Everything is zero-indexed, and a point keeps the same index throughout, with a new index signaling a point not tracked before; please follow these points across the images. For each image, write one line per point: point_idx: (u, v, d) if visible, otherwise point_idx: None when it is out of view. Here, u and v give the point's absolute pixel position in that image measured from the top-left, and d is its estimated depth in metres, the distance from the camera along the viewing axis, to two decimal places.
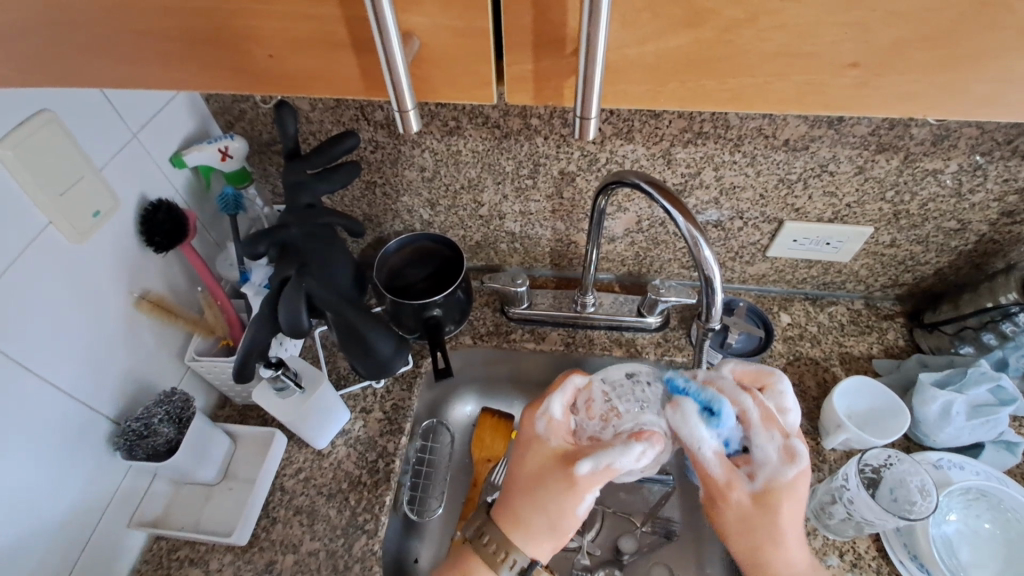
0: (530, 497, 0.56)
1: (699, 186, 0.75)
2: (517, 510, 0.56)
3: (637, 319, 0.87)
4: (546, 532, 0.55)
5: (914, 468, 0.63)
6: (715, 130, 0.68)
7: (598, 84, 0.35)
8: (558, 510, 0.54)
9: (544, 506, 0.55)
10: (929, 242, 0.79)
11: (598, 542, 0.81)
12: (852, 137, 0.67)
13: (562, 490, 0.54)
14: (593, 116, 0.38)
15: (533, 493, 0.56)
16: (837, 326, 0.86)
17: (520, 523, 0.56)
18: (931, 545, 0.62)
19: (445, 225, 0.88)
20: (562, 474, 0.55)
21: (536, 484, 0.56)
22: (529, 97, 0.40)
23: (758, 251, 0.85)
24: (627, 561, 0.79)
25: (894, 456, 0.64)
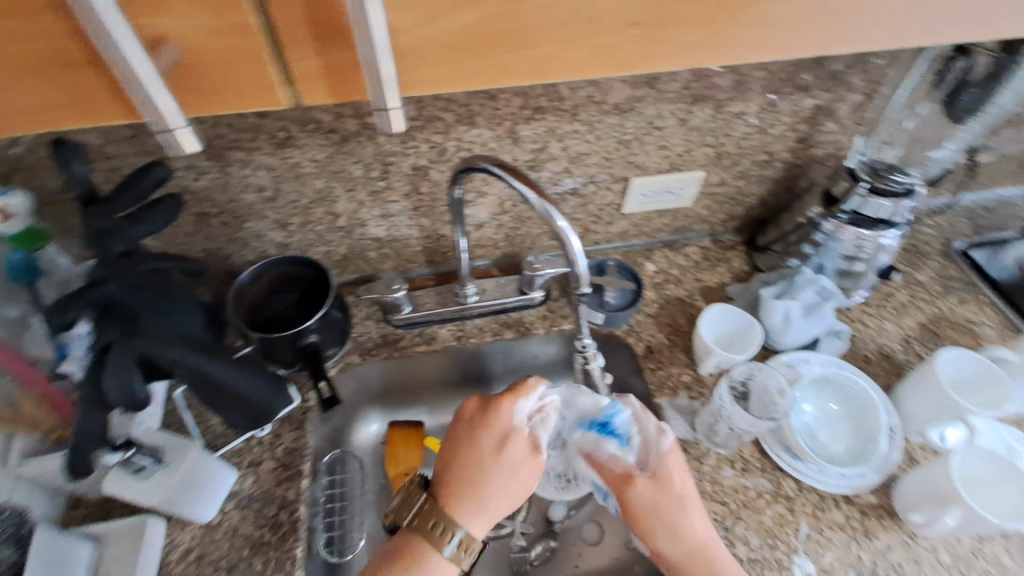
0: (487, 481, 0.58)
1: (549, 159, 0.78)
2: (460, 490, 0.58)
3: (520, 298, 0.89)
4: (483, 498, 0.57)
5: (769, 373, 0.72)
6: (551, 104, 0.70)
7: (385, 72, 0.36)
8: (511, 491, 0.58)
9: (483, 479, 0.58)
10: (748, 176, 0.90)
11: (530, 519, 0.83)
12: (669, 93, 0.73)
13: (489, 450, 0.59)
14: (391, 107, 0.39)
15: (488, 482, 0.58)
16: (693, 264, 0.97)
17: (466, 498, 0.57)
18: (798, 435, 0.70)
19: (304, 244, 0.82)
20: (503, 453, 0.59)
21: (496, 470, 0.58)
22: (325, 95, 0.40)
23: (615, 211, 0.91)
24: (559, 528, 0.82)
25: (755, 367, 0.73)
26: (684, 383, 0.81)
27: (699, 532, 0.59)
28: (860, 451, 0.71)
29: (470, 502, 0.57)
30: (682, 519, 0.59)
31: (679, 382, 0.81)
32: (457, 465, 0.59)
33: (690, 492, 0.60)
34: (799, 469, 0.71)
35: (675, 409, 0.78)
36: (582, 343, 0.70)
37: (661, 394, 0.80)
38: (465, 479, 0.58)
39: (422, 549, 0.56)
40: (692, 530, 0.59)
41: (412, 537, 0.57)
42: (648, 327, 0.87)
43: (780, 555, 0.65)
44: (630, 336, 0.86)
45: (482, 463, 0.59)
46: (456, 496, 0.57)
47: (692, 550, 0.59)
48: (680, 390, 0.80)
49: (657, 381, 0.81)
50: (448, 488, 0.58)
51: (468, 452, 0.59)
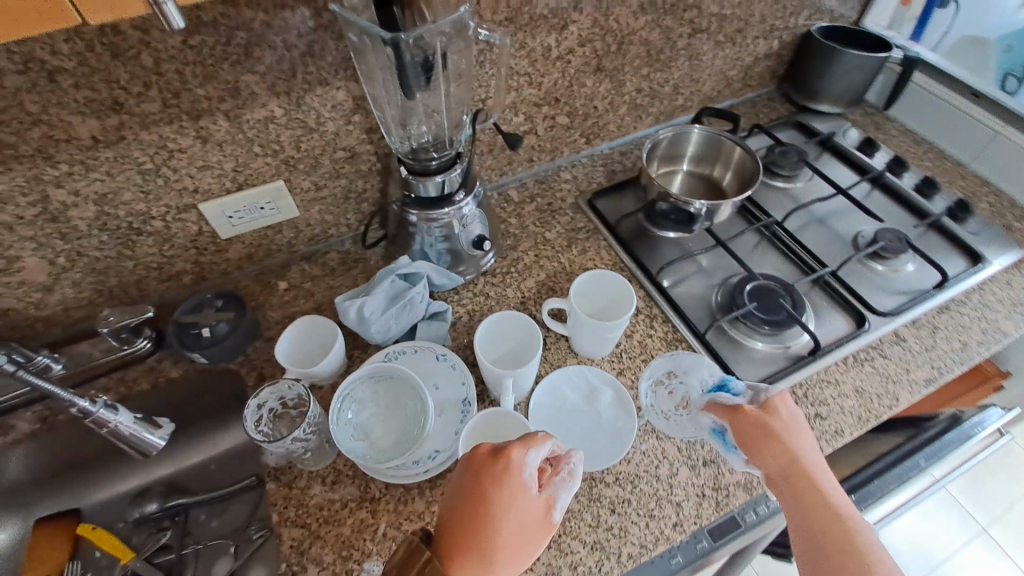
0: (499, 538, 0.56)
1: (64, 206, 0.71)
2: (479, 542, 0.55)
3: (120, 350, 0.84)
4: (503, 542, 0.56)
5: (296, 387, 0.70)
6: (4, 153, 0.63)
7: None
8: (518, 547, 0.57)
9: (498, 529, 0.56)
10: (345, 174, 0.87)
11: None
12: (153, 115, 0.67)
13: (498, 499, 0.57)
14: None
15: (501, 540, 0.56)
16: (329, 272, 0.93)
17: (474, 560, 0.54)
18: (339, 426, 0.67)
19: None
20: (525, 495, 0.58)
21: (507, 527, 0.56)
22: None
23: (213, 239, 0.85)
24: None
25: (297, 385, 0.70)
26: None
27: (803, 454, 0.62)
28: (415, 434, 0.69)
29: (483, 554, 0.55)
30: (808, 443, 0.63)
31: None
32: (491, 502, 0.57)
33: (799, 426, 0.65)
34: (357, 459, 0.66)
35: None
36: (79, 410, 0.64)
37: None
38: (472, 547, 0.55)
39: None
40: (817, 458, 0.62)
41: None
42: (265, 353, 0.84)
43: (352, 563, 0.64)
44: (242, 367, 0.83)
45: (507, 503, 0.57)
46: (477, 542, 0.55)
47: (794, 471, 0.60)
48: None
49: None
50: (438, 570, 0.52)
51: (497, 495, 0.57)
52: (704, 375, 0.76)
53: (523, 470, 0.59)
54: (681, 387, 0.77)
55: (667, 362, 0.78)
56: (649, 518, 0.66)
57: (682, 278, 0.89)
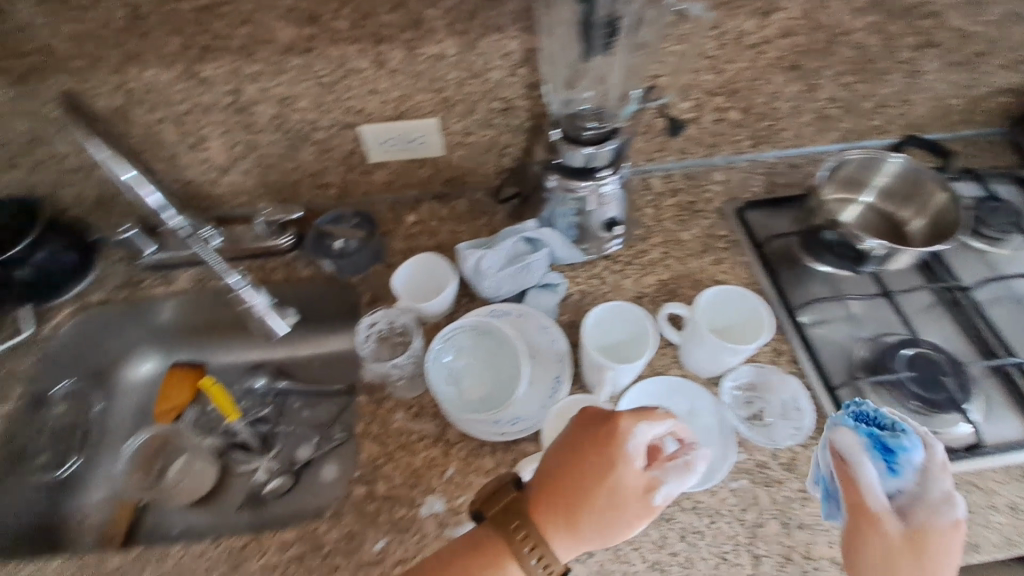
0: (586, 502, 0.55)
1: (252, 101, 0.79)
2: (566, 499, 0.55)
3: (267, 242, 0.92)
4: (586, 507, 0.55)
5: (403, 314, 0.76)
6: (218, 43, 0.71)
7: None
8: (608, 516, 0.55)
9: (586, 493, 0.55)
10: (496, 125, 0.87)
11: (278, 458, 0.92)
12: (344, 33, 0.72)
13: (594, 462, 0.55)
14: None
15: (591, 504, 0.55)
16: (457, 217, 0.95)
17: (560, 513, 0.55)
18: (433, 368, 0.71)
19: (48, 185, 0.87)
20: (630, 471, 0.55)
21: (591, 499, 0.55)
22: None
23: (363, 160, 0.90)
24: (299, 469, 0.90)
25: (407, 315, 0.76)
26: None
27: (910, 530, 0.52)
28: (503, 396, 0.71)
29: (567, 514, 0.55)
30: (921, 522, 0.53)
31: None
32: (585, 464, 0.56)
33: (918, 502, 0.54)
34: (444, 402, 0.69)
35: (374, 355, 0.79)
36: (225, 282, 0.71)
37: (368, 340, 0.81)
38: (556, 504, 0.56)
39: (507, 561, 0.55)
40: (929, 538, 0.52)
41: (489, 531, 0.56)
42: (384, 277, 0.88)
43: (415, 494, 0.66)
44: (362, 284, 0.88)
45: (602, 470, 0.55)
46: (561, 501, 0.56)
47: (895, 549, 0.52)
48: None
49: None
50: (517, 514, 0.56)
51: (591, 458, 0.56)
52: (787, 396, 0.71)
53: (630, 441, 0.55)
54: (760, 402, 0.72)
55: (753, 372, 0.73)
56: (720, 560, 0.61)
57: (826, 320, 0.78)
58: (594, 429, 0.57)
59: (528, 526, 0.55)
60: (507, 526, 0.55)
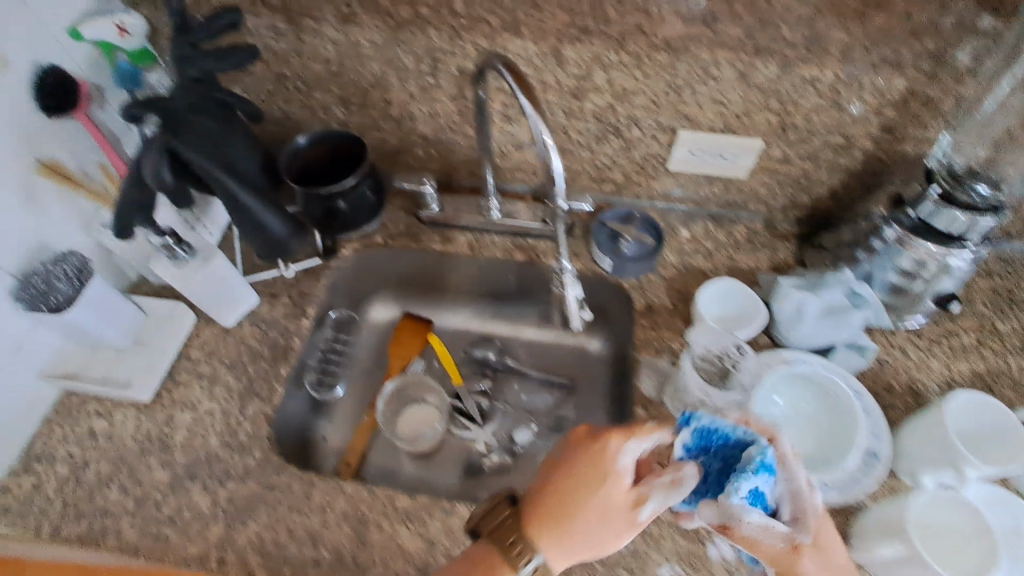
0: (579, 515, 0.58)
1: (592, 89, 0.77)
2: (569, 531, 0.57)
3: (541, 227, 0.92)
4: (608, 519, 0.57)
5: (751, 367, 0.71)
6: (598, 26, 0.69)
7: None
8: (598, 535, 0.58)
9: (591, 507, 0.58)
10: (818, 158, 0.82)
11: (496, 433, 0.95)
12: (728, 40, 0.68)
13: (606, 482, 0.58)
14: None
15: (585, 516, 0.57)
16: (733, 243, 0.92)
17: (554, 530, 0.58)
18: (757, 414, 0.69)
19: (361, 125, 0.91)
20: (621, 491, 0.58)
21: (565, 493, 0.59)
22: None
23: (660, 164, 0.88)
24: (518, 449, 0.93)
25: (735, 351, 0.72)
26: (670, 348, 0.80)
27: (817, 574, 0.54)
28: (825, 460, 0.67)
29: (562, 536, 0.58)
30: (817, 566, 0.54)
31: (667, 347, 0.80)
32: (586, 484, 0.58)
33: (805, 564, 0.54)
34: None
35: (651, 369, 0.78)
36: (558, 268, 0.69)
37: (644, 351, 0.80)
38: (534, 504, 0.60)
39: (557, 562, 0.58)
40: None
41: (482, 553, 0.58)
42: (658, 288, 0.86)
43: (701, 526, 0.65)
44: (636, 291, 0.86)
45: (597, 480, 0.58)
46: (572, 518, 0.57)
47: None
48: (664, 353, 0.80)
49: (644, 338, 0.81)
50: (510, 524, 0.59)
51: (582, 473, 0.59)
52: None
53: (612, 458, 0.59)
54: None
55: None
56: None
57: None
58: (607, 450, 0.59)
59: (528, 543, 0.58)
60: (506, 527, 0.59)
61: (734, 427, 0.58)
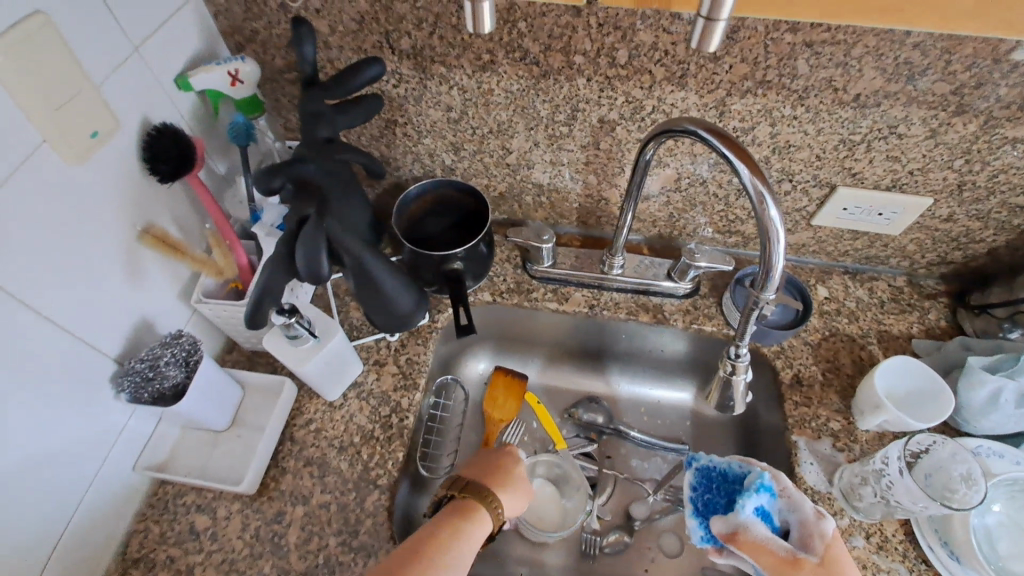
0: (513, 478, 0.66)
1: (751, 143, 0.69)
2: (510, 477, 0.65)
3: (666, 284, 0.84)
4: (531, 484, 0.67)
5: (959, 456, 0.59)
6: (780, 79, 0.61)
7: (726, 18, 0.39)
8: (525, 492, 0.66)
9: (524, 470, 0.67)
10: (989, 218, 0.74)
11: (609, 505, 0.83)
12: (929, 96, 0.61)
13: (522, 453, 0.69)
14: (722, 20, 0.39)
15: (522, 480, 0.66)
16: (877, 302, 0.82)
17: (502, 482, 0.64)
18: (969, 534, 0.58)
19: (468, 172, 0.82)
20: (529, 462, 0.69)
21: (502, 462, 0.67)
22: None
23: (803, 218, 0.79)
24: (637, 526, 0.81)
25: (939, 441, 0.60)
26: (831, 429, 0.71)
27: None
28: None
29: (511, 482, 0.65)
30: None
31: (826, 427, 0.71)
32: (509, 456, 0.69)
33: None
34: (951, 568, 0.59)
35: (813, 452, 0.69)
36: (735, 350, 0.61)
37: (800, 432, 0.71)
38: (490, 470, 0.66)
39: (472, 507, 0.60)
40: None
41: (460, 503, 0.60)
42: (803, 355, 0.77)
43: None
44: (779, 359, 0.77)
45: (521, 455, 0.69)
46: (504, 476, 0.65)
47: None
48: (824, 435, 0.71)
49: (799, 418, 0.72)
50: (482, 482, 0.63)
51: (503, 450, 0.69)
52: None
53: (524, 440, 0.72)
54: None
55: None
56: None
57: None
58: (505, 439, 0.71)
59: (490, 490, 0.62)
60: (478, 487, 0.62)
61: (733, 465, 0.63)
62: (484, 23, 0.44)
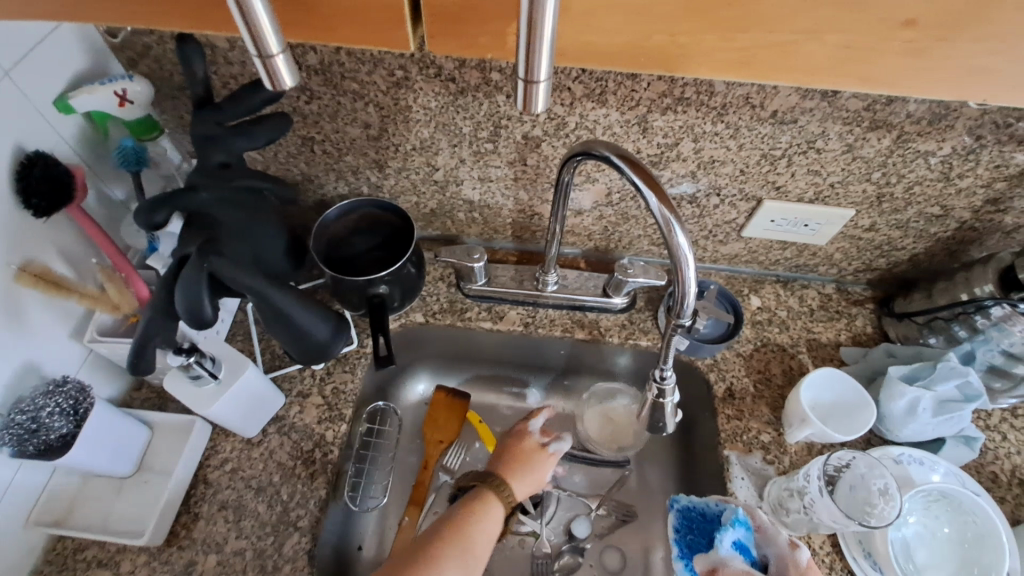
0: (521, 464, 0.69)
1: (676, 158, 0.68)
2: (518, 468, 0.69)
3: (600, 299, 0.83)
4: (541, 460, 0.70)
5: (876, 469, 0.59)
6: (698, 96, 0.60)
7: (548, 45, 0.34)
8: (534, 474, 0.69)
9: (532, 457, 0.70)
10: (908, 228, 0.76)
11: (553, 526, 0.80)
12: (845, 112, 0.61)
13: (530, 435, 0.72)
14: (542, 81, 0.36)
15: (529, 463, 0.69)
16: (807, 311, 0.83)
17: (511, 473, 0.68)
18: (889, 547, 0.59)
19: (396, 189, 0.79)
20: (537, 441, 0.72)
21: (514, 450, 0.70)
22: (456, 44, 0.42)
23: (733, 231, 0.79)
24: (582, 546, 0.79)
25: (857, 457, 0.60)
26: (761, 442, 0.71)
27: None
28: None
29: (517, 474, 0.68)
30: None
31: (756, 440, 0.71)
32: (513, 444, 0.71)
33: None
34: None
35: (744, 467, 0.69)
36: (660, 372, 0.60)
37: (732, 446, 0.71)
38: (507, 459, 0.70)
39: (486, 502, 0.64)
40: None
41: (472, 496, 0.65)
42: (736, 367, 0.77)
43: None
44: (712, 372, 0.77)
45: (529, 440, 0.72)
46: (511, 469, 0.69)
47: None
48: (755, 449, 0.71)
49: (731, 431, 0.72)
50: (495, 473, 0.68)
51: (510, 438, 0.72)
52: None
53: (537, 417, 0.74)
54: None
55: None
56: None
57: None
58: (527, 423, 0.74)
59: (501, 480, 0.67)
60: (490, 478, 0.67)
61: (711, 503, 0.60)
62: (285, 78, 0.37)
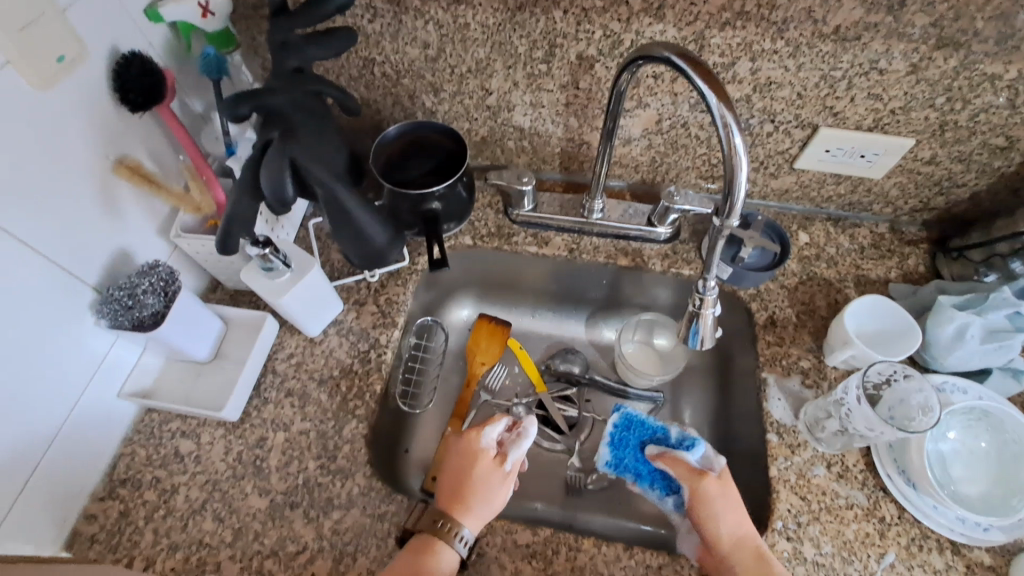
0: (470, 489, 0.61)
1: (731, 80, 0.68)
2: (465, 499, 0.61)
3: (645, 228, 0.84)
4: (493, 486, 0.62)
5: (915, 386, 0.61)
6: (758, 10, 0.60)
7: None
8: (488, 497, 0.61)
9: (480, 482, 0.62)
10: (971, 161, 0.73)
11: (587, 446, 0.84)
12: (911, 28, 0.60)
13: (479, 453, 0.63)
14: None
15: (480, 487, 0.61)
16: (857, 249, 0.82)
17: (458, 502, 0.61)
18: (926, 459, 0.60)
19: (450, 115, 0.82)
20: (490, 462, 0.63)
21: (459, 479, 0.62)
22: None
23: (785, 162, 0.78)
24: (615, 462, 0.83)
25: (900, 372, 0.62)
26: (800, 367, 0.72)
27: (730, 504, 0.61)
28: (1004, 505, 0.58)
29: (464, 506, 0.60)
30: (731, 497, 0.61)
31: (795, 365, 0.72)
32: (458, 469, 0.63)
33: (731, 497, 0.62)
34: (909, 493, 0.62)
35: (781, 390, 0.71)
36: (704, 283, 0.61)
37: (770, 370, 0.72)
38: (453, 490, 0.62)
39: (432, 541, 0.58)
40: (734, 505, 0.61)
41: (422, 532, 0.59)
42: (779, 298, 0.77)
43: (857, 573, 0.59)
44: (754, 301, 0.77)
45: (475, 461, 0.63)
46: (455, 501, 0.61)
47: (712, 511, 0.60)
48: (793, 373, 0.72)
49: (770, 356, 0.73)
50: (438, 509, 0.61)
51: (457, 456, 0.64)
52: None
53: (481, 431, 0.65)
54: None
55: None
56: None
57: None
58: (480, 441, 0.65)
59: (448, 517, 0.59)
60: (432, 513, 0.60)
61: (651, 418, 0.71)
62: None
